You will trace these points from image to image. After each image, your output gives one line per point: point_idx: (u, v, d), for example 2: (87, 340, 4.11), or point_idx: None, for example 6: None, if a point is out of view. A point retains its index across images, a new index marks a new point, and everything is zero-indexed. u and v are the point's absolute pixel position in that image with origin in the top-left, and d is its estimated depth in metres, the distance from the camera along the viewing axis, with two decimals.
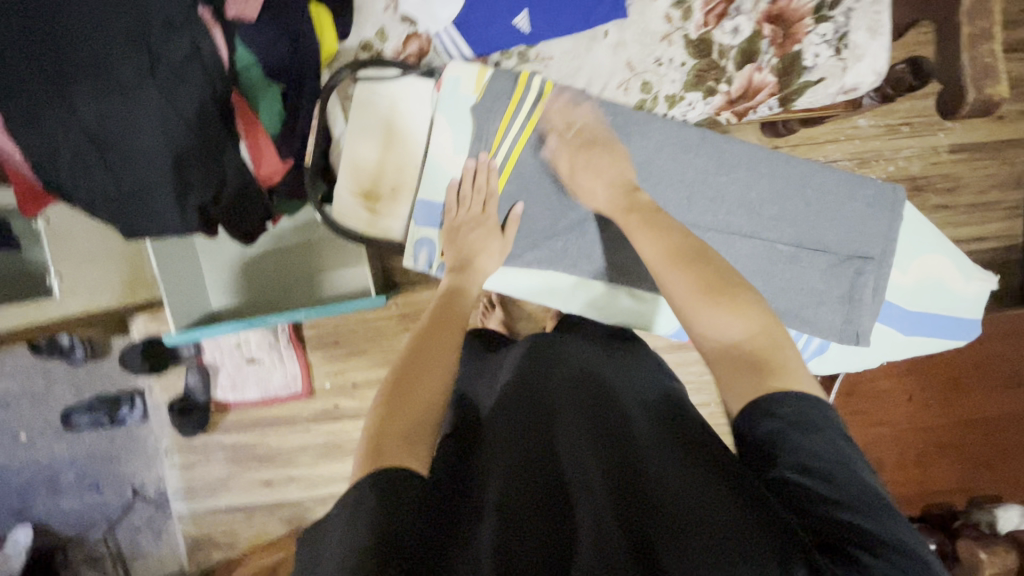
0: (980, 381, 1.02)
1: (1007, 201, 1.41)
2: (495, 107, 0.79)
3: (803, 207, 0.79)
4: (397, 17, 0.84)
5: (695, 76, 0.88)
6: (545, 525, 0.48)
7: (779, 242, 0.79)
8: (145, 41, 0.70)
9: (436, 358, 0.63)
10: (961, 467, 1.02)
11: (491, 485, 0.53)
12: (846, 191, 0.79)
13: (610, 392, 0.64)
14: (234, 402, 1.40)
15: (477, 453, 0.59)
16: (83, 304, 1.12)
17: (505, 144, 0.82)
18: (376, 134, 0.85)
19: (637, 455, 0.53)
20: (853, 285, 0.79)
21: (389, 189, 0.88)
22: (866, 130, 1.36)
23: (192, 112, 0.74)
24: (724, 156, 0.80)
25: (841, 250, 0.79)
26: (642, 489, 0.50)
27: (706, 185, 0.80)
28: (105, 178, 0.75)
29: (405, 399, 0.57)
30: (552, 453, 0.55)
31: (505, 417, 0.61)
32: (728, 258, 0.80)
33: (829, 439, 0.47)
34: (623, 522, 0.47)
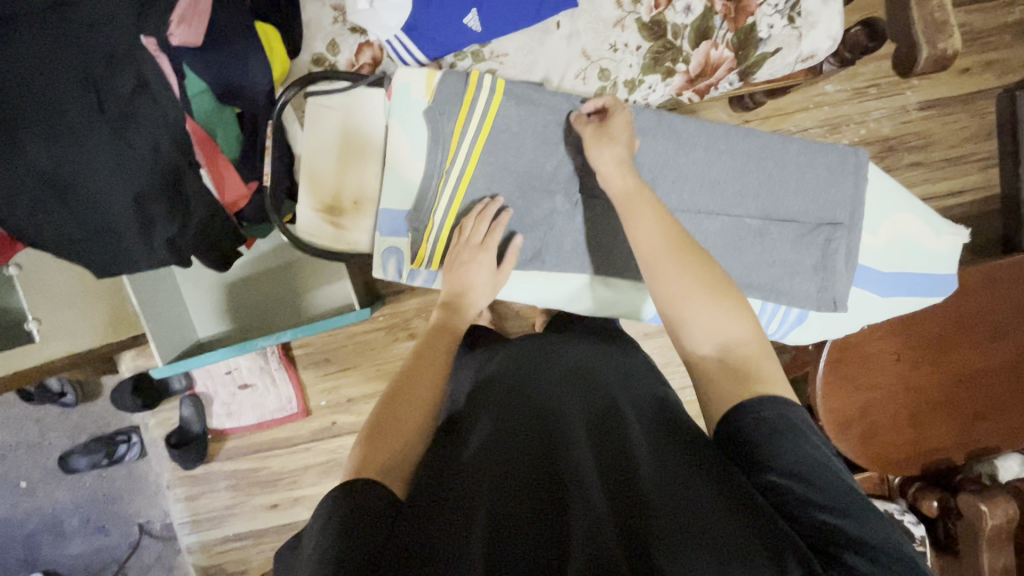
0: (968, 335, 1.01)
1: (980, 152, 1.42)
2: (448, 109, 0.77)
3: (767, 180, 0.77)
4: (347, 28, 0.83)
5: (652, 58, 0.88)
6: (536, 522, 0.48)
7: (746, 217, 0.77)
8: (92, 79, 0.70)
9: (416, 386, 0.64)
10: (954, 424, 1.02)
11: (476, 486, 0.53)
12: (808, 159, 0.77)
13: (603, 397, 0.64)
14: (230, 429, 1.40)
15: (461, 454, 0.59)
16: (66, 347, 1.10)
17: (461, 143, 0.79)
18: (335, 147, 0.85)
19: (632, 454, 0.54)
20: (825, 253, 0.77)
21: (351, 202, 0.87)
22: (833, 95, 1.36)
23: (149, 147, 0.74)
24: (683, 136, 0.76)
25: (810, 219, 0.78)
26: (634, 484, 0.51)
27: (669, 167, 0.76)
28: (68, 222, 0.75)
29: (385, 430, 0.59)
30: (546, 450, 0.55)
31: (495, 421, 0.62)
32: (699, 237, 0.76)
33: (811, 445, 0.50)
34: (617, 520, 0.47)
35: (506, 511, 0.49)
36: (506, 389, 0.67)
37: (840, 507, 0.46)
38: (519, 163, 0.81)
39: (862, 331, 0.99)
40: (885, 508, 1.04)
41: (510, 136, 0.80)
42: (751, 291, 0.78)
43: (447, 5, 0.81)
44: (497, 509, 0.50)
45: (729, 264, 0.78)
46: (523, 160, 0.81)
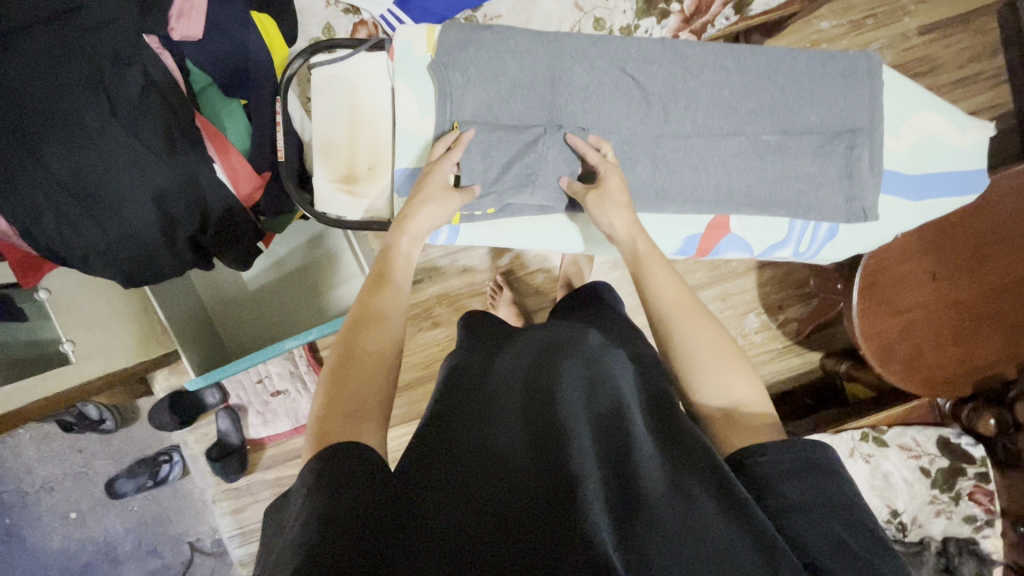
0: (1005, 245, 0.98)
1: (988, 70, 1.39)
2: (458, 57, 0.71)
3: (781, 94, 0.75)
4: (340, 10, 0.85)
5: (645, 2, 0.87)
6: (529, 513, 0.45)
7: (763, 133, 0.75)
8: (103, 83, 0.71)
9: (383, 349, 0.58)
10: (1005, 334, 0.99)
11: (471, 472, 0.49)
12: (820, 68, 0.75)
13: (611, 374, 0.60)
14: (268, 438, 1.41)
15: (457, 431, 0.55)
16: (102, 366, 1.12)
17: (468, 90, 0.72)
18: (342, 115, 0.81)
19: (636, 453, 0.50)
20: (848, 162, 0.76)
21: (366, 168, 0.81)
22: (830, 31, 1.34)
23: (163, 146, 0.75)
24: (691, 60, 0.74)
25: (829, 128, 0.76)
26: (634, 493, 0.47)
27: (678, 93, 0.74)
28: (92, 229, 0.76)
29: (347, 392, 0.54)
30: (548, 437, 0.51)
31: (499, 405, 0.57)
32: (716, 162, 0.75)
33: (821, 487, 0.47)
34: (614, 525, 0.44)
35: (500, 506, 0.45)
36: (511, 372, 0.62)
37: (840, 543, 0.43)
38: (510, 112, 0.73)
39: (893, 248, 0.97)
40: (941, 434, 1.02)
41: (508, 81, 0.72)
42: (776, 211, 0.77)
43: None
44: (489, 504, 0.46)
45: (751, 185, 0.76)
46: (523, 102, 0.73)
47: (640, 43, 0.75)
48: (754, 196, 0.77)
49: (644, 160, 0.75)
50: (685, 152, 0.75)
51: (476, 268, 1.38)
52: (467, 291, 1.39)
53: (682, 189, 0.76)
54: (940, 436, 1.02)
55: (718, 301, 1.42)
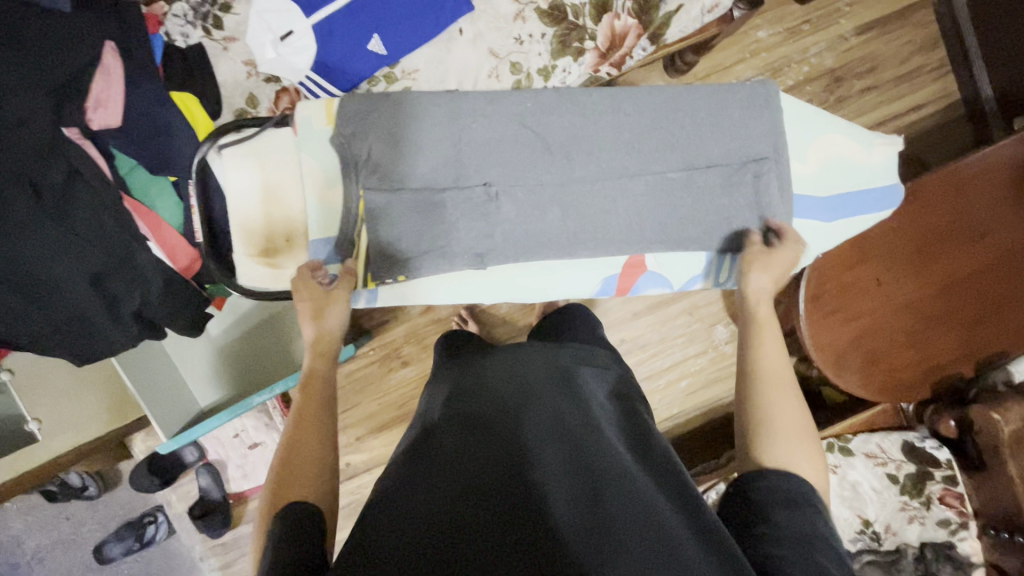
0: (948, 242, 0.97)
1: (930, 63, 1.39)
2: (364, 127, 0.73)
3: (682, 130, 0.76)
4: (262, 80, 0.87)
5: (559, 42, 0.89)
6: (496, 529, 0.48)
7: (670, 170, 0.76)
8: (26, 177, 0.73)
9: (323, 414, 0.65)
10: (957, 334, 0.98)
11: (444, 488, 0.53)
12: (718, 102, 0.77)
13: (577, 395, 0.65)
14: (250, 490, 1.42)
15: (429, 457, 0.59)
16: (72, 440, 1.14)
17: (375, 156, 0.73)
18: (255, 190, 0.78)
19: (600, 465, 0.55)
20: (758, 190, 0.76)
21: (285, 240, 0.79)
22: (768, 40, 1.36)
23: (92, 231, 0.77)
24: (588, 107, 0.76)
25: (734, 158, 0.77)
26: (598, 499, 0.51)
27: (581, 139, 0.75)
28: (34, 315, 0.78)
29: (302, 449, 0.61)
30: (515, 455, 0.55)
31: (471, 420, 0.61)
32: (627, 202, 0.76)
33: (791, 512, 0.53)
34: (578, 531, 0.48)
35: (468, 515, 0.49)
36: (483, 390, 0.66)
37: (804, 553, 0.49)
38: (417, 174, 0.73)
39: (829, 258, 0.97)
40: (905, 438, 1.01)
41: (412, 144, 0.73)
42: (688, 243, 0.78)
43: (350, 36, 0.86)
44: (457, 513, 0.50)
45: (664, 221, 0.77)
46: (429, 163, 0.74)
47: (547, 90, 0.76)
48: (668, 231, 0.77)
49: (553, 208, 0.75)
50: (596, 195, 0.76)
51: (441, 303, 1.39)
52: (435, 327, 1.40)
53: (597, 231, 0.76)
54: (903, 441, 1.01)
55: (685, 315, 1.42)
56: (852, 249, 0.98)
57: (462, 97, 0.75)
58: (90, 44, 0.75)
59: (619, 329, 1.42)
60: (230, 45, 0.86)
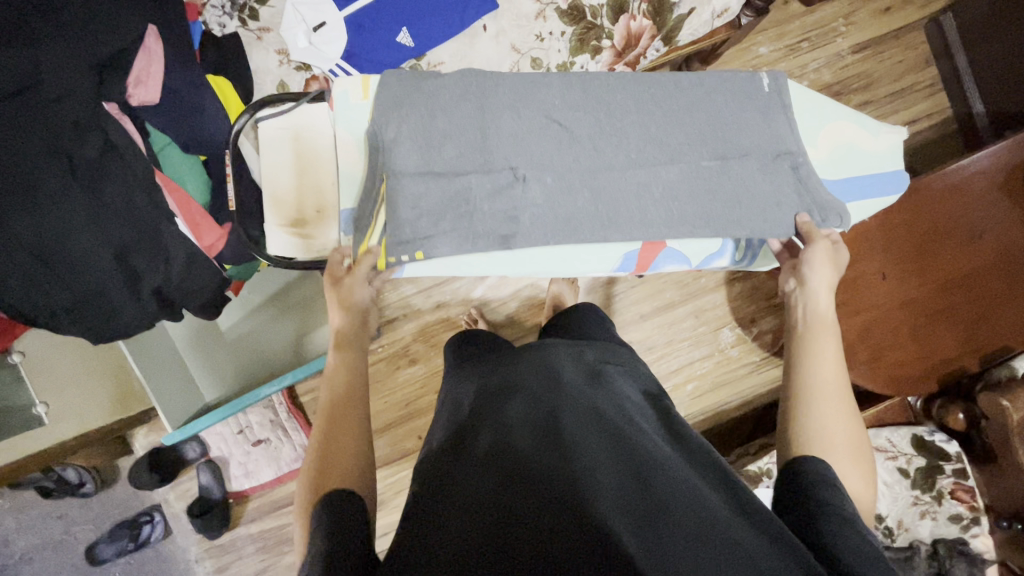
0: (947, 241, 1.01)
1: (923, 81, 1.46)
2: (398, 109, 0.73)
3: (711, 126, 0.78)
4: (293, 68, 0.90)
5: (578, 40, 0.94)
6: (549, 528, 0.48)
7: (703, 159, 0.77)
8: (63, 147, 0.76)
9: (353, 411, 0.66)
10: (959, 329, 1.00)
11: (486, 487, 0.53)
12: (740, 103, 0.79)
13: (611, 394, 0.64)
14: (251, 490, 1.39)
15: (465, 453, 0.59)
16: (75, 428, 1.11)
17: (402, 141, 0.72)
18: (289, 165, 0.81)
19: (646, 460, 0.55)
20: (796, 177, 0.79)
21: (315, 211, 0.82)
22: (769, 56, 1.43)
23: (123, 205, 0.80)
24: (613, 108, 0.76)
25: (768, 150, 0.79)
26: (650, 494, 0.51)
27: (607, 134, 0.76)
28: (58, 286, 0.79)
29: (335, 444, 0.63)
30: (557, 453, 0.55)
31: (505, 418, 0.61)
32: (659, 190, 0.75)
33: (831, 490, 0.55)
34: (635, 528, 0.48)
35: (516, 515, 0.50)
36: (514, 384, 0.65)
37: (844, 520, 0.52)
38: (442, 160, 0.73)
39: (854, 239, 1.00)
40: (914, 432, 1.02)
41: (439, 132, 0.73)
42: (731, 229, 0.77)
43: (380, 29, 0.90)
44: (506, 513, 0.50)
45: (706, 206, 0.76)
46: (455, 148, 0.73)
47: (572, 88, 0.77)
48: (710, 217, 0.76)
49: (584, 193, 0.74)
50: (626, 183, 0.75)
51: (451, 302, 1.41)
52: (444, 326, 1.41)
53: (630, 216, 0.75)
54: (912, 434, 1.01)
55: (691, 318, 1.44)
56: (871, 239, 1.01)
57: (495, 89, 0.75)
58: (135, 26, 0.79)
59: (626, 331, 1.44)
60: (265, 35, 0.90)
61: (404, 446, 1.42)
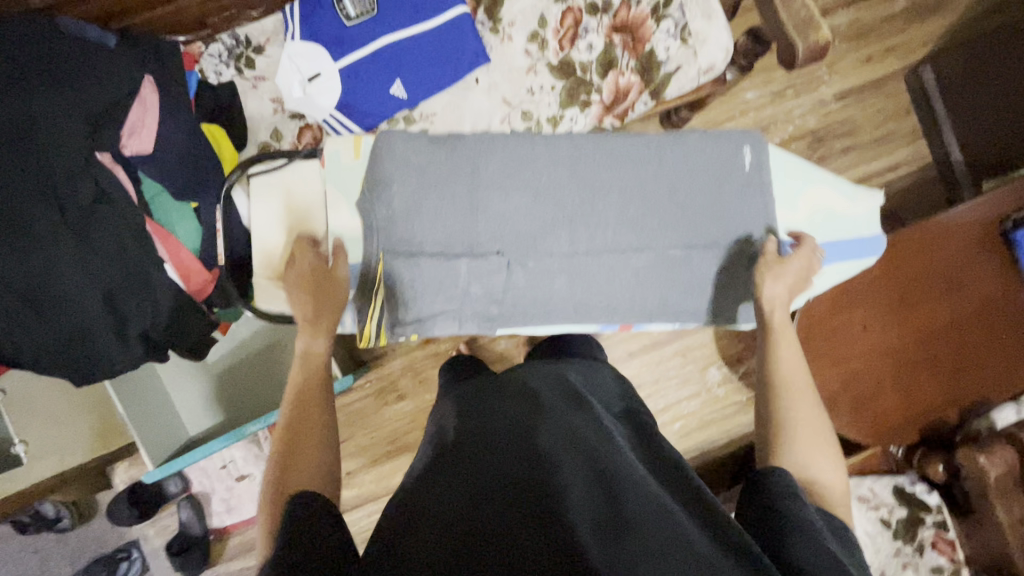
0: (929, 292, 1.03)
1: (903, 128, 1.51)
2: (392, 193, 0.71)
3: (681, 211, 0.74)
4: (286, 116, 0.92)
5: (567, 94, 0.96)
6: (516, 540, 0.46)
7: (670, 247, 0.74)
8: (55, 194, 0.76)
9: (313, 412, 0.62)
10: (940, 379, 1.02)
11: (458, 501, 0.52)
12: (716, 182, 0.75)
13: (589, 408, 0.63)
14: (232, 526, 1.37)
15: (441, 468, 0.57)
16: (53, 466, 1.10)
17: (396, 220, 0.71)
18: (279, 218, 0.79)
19: (616, 472, 0.53)
20: (750, 272, 0.76)
21: None
22: (755, 101, 1.46)
23: (112, 249, 0.80)
24: (596, 185, 0.73)
25: (734, 237, 0.75)
26: (618, 505, 0.49)
27: (586, 216, 0.73)
28: (44, 330, 0.79)
29: (297, 443, 0.59)
30: (530, 469, 0.54)
31: (482, 433, 0.60)
32: (629, 275, 0.74)
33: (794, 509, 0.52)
34: (601, 540, 0.46)
35: (484, 526, 0.48)
36: (495, 403, 0.65)
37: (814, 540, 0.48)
38: (430, 238, 0.71)
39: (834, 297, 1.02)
40: (896, 482, 1.03)
41: (430, 209, 0.71)
42: (685, 316, 0.76)
43: (373, 81, 0.91)
44: (474, 525, 0.48)
45: (666, 294, 0.75)
46: (444, 228, 0.71)
47: (557, 153, 0.73)
48: (667, 305, 0.75)
49: (561, 277, 0.73)
50: (600, 268, 0.73)
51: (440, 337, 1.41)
52: (432, 362, 1.41)
53: (597, 303, 0.74)
54: (894, 484, 1.03)
55: (678, 356, 1.45)
56: (855, 295, 1.02)
57: (476, 168, 0.72)
58: (132, 76, 0.80)
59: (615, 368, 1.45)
60: (260, 84, 0.92)
61: (390, 482, 1.41)
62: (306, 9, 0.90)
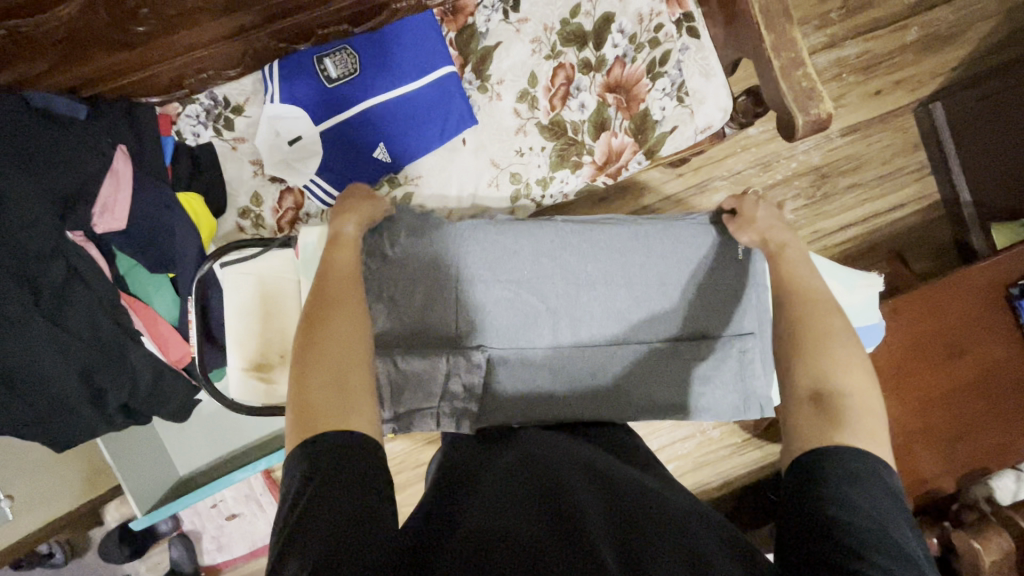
0: (928, 359, 1.00)
1: (911, 164, 1.46)
2: (370, 288, 0.69)
3: (669, 302, 0.72)
4: (267, 180, 0.90)
5: (558, 156, 0.92)
6: (535, 547, 0.43)
7: (656, 340, 0.72)
8: (25, 276, 0.74)
9: (337, 323, 0.56)
10: (939, 449, 1.00)
11: (473, 512, 0.48)
12: (706, 273, 0.73)
13: (613, 455, 0.61)
14: (223, 563, 1.37)
15: (456, 488, 0.54)
16: (40, 519, 1.10)
17: (374, 315, 0.69)
18: (253, 308, 0.79)
19: (633, 500, 0.50)
20: (741, 367, 0.72)
21: (279, 355, 0.80)
22: (758, 137, 1.41)
23: (85, 327, 0.78)
24: (581, 277, 0.71)
25: (722, 330, 0.73)
26: (638, 523, 0.46)
27: (570, 308, 0.71)
28: (18, 408, 0.78)
29: (316, 351, 0.54)
30: (550, 486, 0.51)
31: (501, 467, 0.57)
32: (614, 370, 0.71)
33: (873, 493, 0.45)
34: (620, 557, 0.42)
35: (501, 536, 0.44)
36: (516, 445, 0.62)
37: (886, 538, 0.42)
38: (414, 328, 0.69)
39: None
40: None
41: (410, 303, 0.69)
42: (671, 413, 0.73)
43: (356, 146, 0.87)
44: (489, 534, 0.45)
45: (653, 390, 0.72)
46: (426, 315, 0.69)
47: (541, 242, 0.71)
48: (655, 402, 0.72)
49: (545, 371, 0.70)
50: (585, 361, 0.71)
51: None
52: None
53: (585, 402, 0.70)
54: None
55: None
56: None
57: (459, 258, 0.70)
58: (103, 150, 0.78)
59: None
60: (240, 145, 0.89)
61: None
62: (286, 71, 0.85)
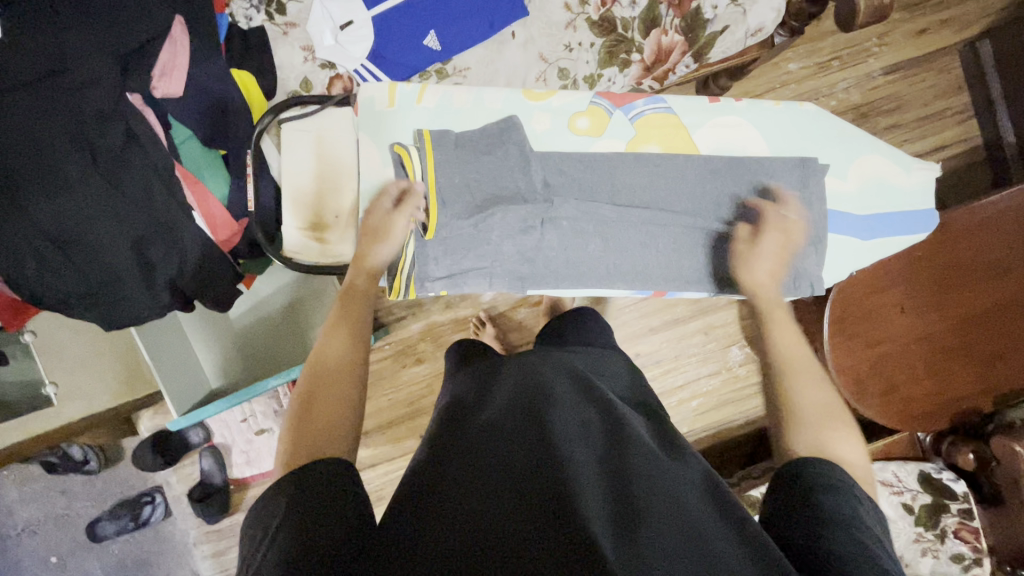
0: (970, 275, 0.99)
1: (954, 106, 1.43)
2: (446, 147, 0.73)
3: (729, 183, 0.79)
4: (317, 66, 0.88)
5: (606, 53, 0.92)
6: (521, 523, 0.46)
7: (711, 219, 0.79)
8: (86, 136, 0.75)
9: (324, 392, 0.57)
10: (973, 367, 0.99)
11: (463, 480, 0.52)
12: (768, 166, 0.80)
13: (605, 399, 0.62)
14: (251, 477, 1.40)
15: (448, 450, 0.57)
16: (82, 409, 1.13)
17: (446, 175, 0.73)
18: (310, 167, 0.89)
19: (626, 463, 0.52)
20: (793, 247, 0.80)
21: (333, 216, 0.89)
22: (798, 73, 1.39)
23: (140, 195, 0.79)
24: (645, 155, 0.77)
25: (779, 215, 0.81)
26: (628, 497, 0.49)
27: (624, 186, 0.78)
28: (72, 273, 0.79)
29: (308, 411, 0.56)
30: (538, 452, 0.53)
31: (490, 424, 0.58)
32: (665, 241, 0.79)
33: (851, 501, 0.49)
34: (612, 527, 0.46)
35: (489, 511, 0.47)
36: (507, 395, 0.63)
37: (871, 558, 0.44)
38: (481, 190, 0.74)
39: (892, 273, 0.98)
40: (922, 469, 1.02)
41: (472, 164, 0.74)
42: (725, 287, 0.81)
43: (406, 31, 0.88)
44: (478, 508, 0.48)
45: (702, 262, 0.80)
46: (493, 178, 0.74)
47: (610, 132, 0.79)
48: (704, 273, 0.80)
49: (594, 239, 0.77)
50: (636, 231, 0.78)
51: (460, 302, 1.39)
52: (451, 327, 1.40)
53: (633, 267, 0.79)
54: (920, 471, 1.01)
55: (701, 334, 1.43)
56: (894, 272, 0.99)
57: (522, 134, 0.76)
58: (160, 18, 0.78)
59: (635, 343, 1.43)
60: (291, 30, 0.87)
61: (405, 444, 1.42)
62: None
